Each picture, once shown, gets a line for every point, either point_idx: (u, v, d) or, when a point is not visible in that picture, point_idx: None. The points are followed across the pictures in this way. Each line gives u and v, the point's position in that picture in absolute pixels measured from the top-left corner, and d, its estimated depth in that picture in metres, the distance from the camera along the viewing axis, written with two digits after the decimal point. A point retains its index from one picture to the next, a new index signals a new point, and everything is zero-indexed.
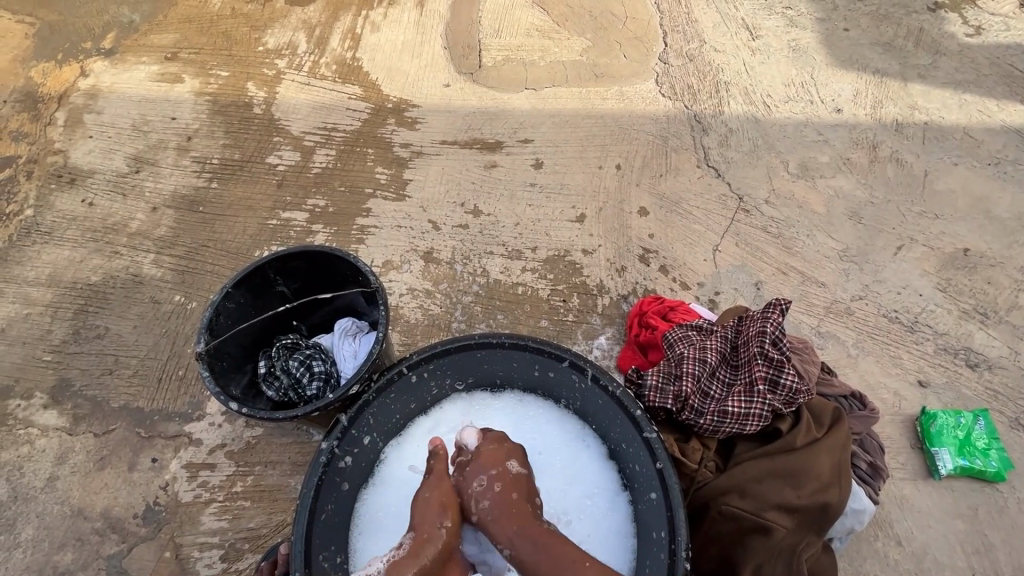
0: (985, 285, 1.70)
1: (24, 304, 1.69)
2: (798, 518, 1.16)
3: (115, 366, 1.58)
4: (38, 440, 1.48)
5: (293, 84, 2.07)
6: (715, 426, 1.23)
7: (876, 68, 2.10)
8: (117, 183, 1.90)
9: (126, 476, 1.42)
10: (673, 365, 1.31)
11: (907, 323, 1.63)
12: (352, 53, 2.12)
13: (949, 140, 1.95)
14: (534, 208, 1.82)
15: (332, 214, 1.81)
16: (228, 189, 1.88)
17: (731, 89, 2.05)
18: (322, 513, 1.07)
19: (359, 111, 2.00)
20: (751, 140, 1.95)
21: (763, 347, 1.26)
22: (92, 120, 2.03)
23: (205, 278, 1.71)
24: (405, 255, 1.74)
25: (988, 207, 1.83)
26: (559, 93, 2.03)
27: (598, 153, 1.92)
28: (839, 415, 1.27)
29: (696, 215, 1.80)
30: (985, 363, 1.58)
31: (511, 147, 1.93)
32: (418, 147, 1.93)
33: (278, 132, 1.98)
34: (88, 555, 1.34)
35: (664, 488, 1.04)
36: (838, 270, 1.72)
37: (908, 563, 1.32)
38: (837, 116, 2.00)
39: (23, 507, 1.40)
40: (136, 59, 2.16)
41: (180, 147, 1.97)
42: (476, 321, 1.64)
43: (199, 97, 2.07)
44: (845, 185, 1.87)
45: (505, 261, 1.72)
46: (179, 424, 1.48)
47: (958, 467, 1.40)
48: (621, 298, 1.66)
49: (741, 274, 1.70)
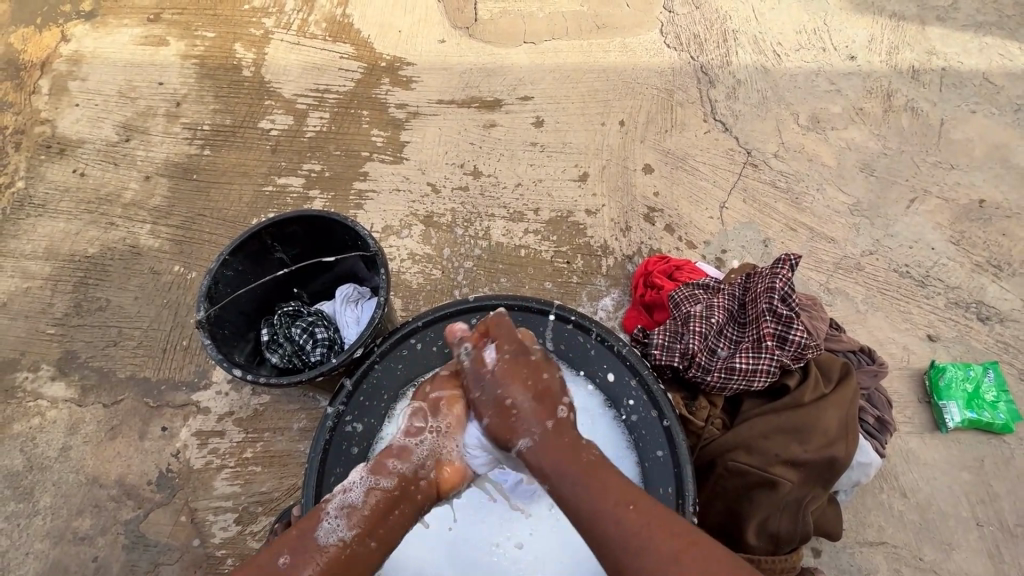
0: (1000, 237, 1.65)
1: (23, 278, 1.67)
2: (803, 472, 1.16)
3: (119, 337, 1.57)
4: (48, 411, 1.49)
5: (283, 44, 1.98)
6: (722, 382, 1.22)
7: (893, 11, 1.98)
8: (107, 153, 1.86)
9: (138, 444, 1.44)
10: (679, 323, 1.29)
11: (919, 278, 1.60)
12: (342, 10, 2.02)
13: (967, 86, 1.86)
14: (535, 168, 1.77)
15: (328, 178, 1.77)
16: (221, 156, 1.83)
17: (739, 37, 1.95)
18: (331, 476, 1.08)
19: (352, 71, 1.92)
20: (760, 92, 1.87)
21: (772, 303, 1.23)
22: (77, 88, 1.96)
23: (203, 248, 1.69)
24: (405, 219, 1.70)
25: (1006, 155, 1.76)
26: (559, 47, 1.94)
27: (601, 109, 1.85)
28: (848, 370, 1.25)
29: (703, 171, 1.75)
30: (997, 317, 1.55)
31: (510, 105, 1.86)
32: (413, 108, 1.86)
33: (269, 95, 1.91)
34: (106, 521, 1.37)
35: (670, 446, 1.07)
36: (848, 225, 1.67)
37: (913, 513, 1.33)
38: (851, 64, 1.91)
39: (39, 476, 1.42)
40: (117, 22, 2.07)
41: (170, 114, 1.91)
42: (479, 284, 1.62)
43: (185, 60, 1.99)
44: (858, 137, 1.80)
45: (507, 224, 1.69)
46: (187, 393, 1.48)
47: (966, 420, 1.40)
48: (626, 258, 1.63)
49: (749, 231, 1.66)
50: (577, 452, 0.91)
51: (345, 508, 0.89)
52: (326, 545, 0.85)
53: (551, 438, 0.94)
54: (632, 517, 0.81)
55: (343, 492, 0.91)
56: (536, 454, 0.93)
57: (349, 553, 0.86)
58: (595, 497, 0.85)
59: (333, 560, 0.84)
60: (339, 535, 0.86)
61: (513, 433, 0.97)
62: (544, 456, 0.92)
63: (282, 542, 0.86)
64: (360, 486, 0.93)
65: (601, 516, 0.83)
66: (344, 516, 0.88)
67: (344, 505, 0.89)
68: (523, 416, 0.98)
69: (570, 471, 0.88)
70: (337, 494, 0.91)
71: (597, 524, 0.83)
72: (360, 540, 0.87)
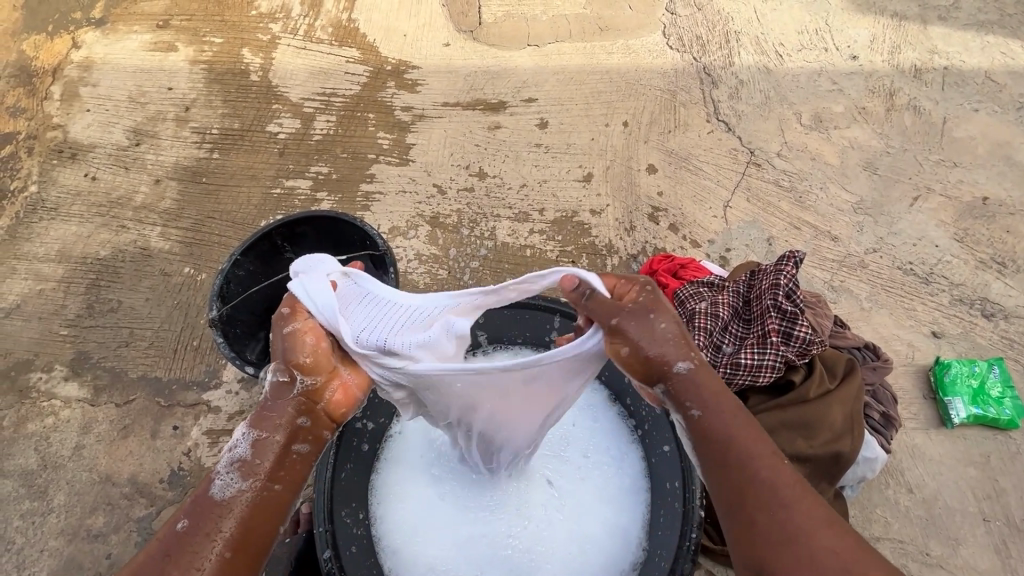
0: (1004, 234, 1.66)
1: (37, 280, 1.70)
2: (810, 468, 1.18)
3: (130, 338, 1.60)
4: (62, 411, 1.51)
5: (290, 49, 2.01)
6: (727, 378, 1.23)
7: (895, 11, 2.00)
8: (118, 157, 1.89)
9: (150, 443, 1.46)
10: (684, 320, 1.30)
11: (922, 275, 1.61)
12: (348, 15, 2.05)
13: (970, 85, 1.87)
14: (540, 168, 1.78)
15: (335, 180, 1.79)
16: (230, 159, 1.86)
17: (741, 38, 1.97)
18: (341, 472, 1.09)
19: (358, 74, 1.94)
20: (762, 92, 1.88)
21: (777, 299, 1.24)
22: (88, 94, 1.99)
23: (213, 249, 1.71)
24: (411, 220, 1.72)
25: (1009, 153, 1.77)
26: (562, 49, 1.96)
27: (605, 110, 1.86)
28: (853, 366, 1.27)
29: (706, 171, 1.76)
30: (1001, 313, 1.56)
31: (514, 107, 1.88)
32: (419, 110, 1.88)
33: (276, 99, 1.94)
34: (119, 518, 1.39)
35: (676, 440, 1.09)
36: (852, 223, 1.68)
37: (919, 509, 1.34)
38: (853, 64, 1.92)
39: (53, 475, 1.44)
40: (127, 29, 2.10)
41: (179, 118, 1.94)
42: (485, 284, 1.63)
43: (194, 65, 2.02)
44: (861, 136, 1.81)
45: (512, 224, 1.70)
46: (197, 392, 1.50)
47: (971, 416, 1.40)
48: (631, 258, 1.64)
49: (753, 230, 1.67)
50: (727, 390, 0.81)
51: (236, 464, 0.77)
52: (225, 503, 0.75)
53: (705, 370, 0.81)
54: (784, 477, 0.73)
55: (229, 450, 0.78)
56: (688, 382, 0.79)
57: (258, 505, 0.76)
58: (746, 437, 0.76)
59: (234, 519, 0.74)
60: (236, 489, 0.75)
61: (664, 357, 0.79)
62: (697, 380, 0.79)
63: (182, 510, 0.75)
64: (245, 441, 0.79)
65: (753, 461, 0.74)
66: (236, 471, 0.76)
67: (235, 462, 0.77)
68: (671, 341, 0.80)
69: (727, 405, 0.78)
70: (225, 452, 0.78)
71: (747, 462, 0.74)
72: (264, 488, 0.77)
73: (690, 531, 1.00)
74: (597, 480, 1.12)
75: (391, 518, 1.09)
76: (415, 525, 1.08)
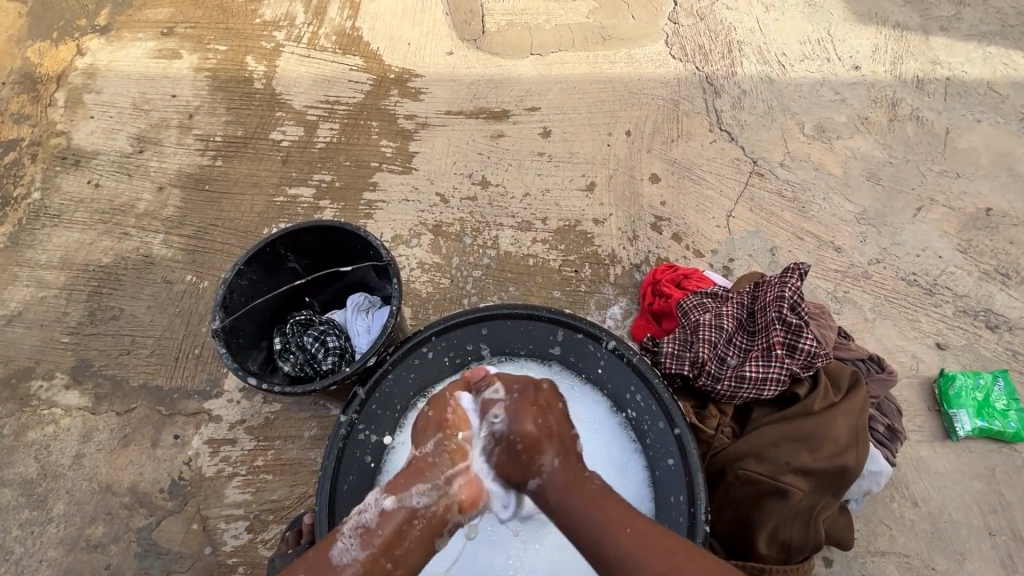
0: (1007, 245, 1.66)
1: (38, 287, 1.70)
2: (814, 481, 1.16)
3: (132, 346, 1.59)
4: (62, 419, 1.51)
5: (294, 57, 2.02)
6: (731, 391, 1.23)
7: (897, 21, 2.00)
8: (122, 164, 1.89)
9: (150, 452, 1.45)
10: (689, 332, 1.30)
11: (926, 286, 1.60)
12: (351, 23, 2.06)
13: (972, 95, 1.88)
14: (543, 177, 1.78)
15: (338, 188, 1.79)
16: (233, 166, 1.86)
17: (744, 48, 1.97)
18: (343, 484, 1.08)
19: (361, 82, 1.95)
20: (765, 102, 1.88)
21: (782, 312, 1.24)
22: (92, 101, 2.00)
23: (215, 257, 1.71)
24: (414, 229, 1.72)
25: (1012, 163, 1.77)
26: (565, 58, 1.97)
27: (608, 119, 1.87)
28: (857, 378, 1.26)
29: (709, 180, 1.76)
30: (1005, 325, 1.55)
31: (518, 116, 1.88)
32: (422, 119, 1.89)
33: (280, 107, 1.94)
34: (119, 528, 1.38)
35: (681, 454, 1.05)
36: (855, 233, 1.68)
37: (925, 523, 1.33)
38: (855, 74, 1.92)
39: (53, 484, 1.43)
40: (132, 35, 2.11)
41: (182, 125, 1.94)
42: (488, 294, 1.63)
43: (198, 73, 2.02)
44: (863, 146, 1.81)
45: (515, 233, 1.70)
46: (199, 401, 1.50)
47: (976, 429, 1.39)
48: (634, 267, 1.64)
49: (756, 240, 1.67)
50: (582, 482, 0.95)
51: (359, 529, 0.90)
52: (339, 565, 0.86)
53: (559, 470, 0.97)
54: (629, 540, 0.83)
55: (358, 513, 0.92)
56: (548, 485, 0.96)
57: (364, 573, 0.87)
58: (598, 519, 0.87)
59: None
60: (353, 555, 0.87)
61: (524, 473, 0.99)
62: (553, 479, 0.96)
63: (299, 562, 0.88)
64: (373, 508, 0.92)
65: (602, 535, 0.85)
66: (358, 535, 0.89)
67: (359, 527, 0.90)
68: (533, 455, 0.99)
69: (572, 497, 0.93)
70: (352, 516, 0.92)
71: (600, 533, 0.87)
72: (375, 560, 0.88)
73: (696, 546, 0.98)
74: None
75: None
76: None
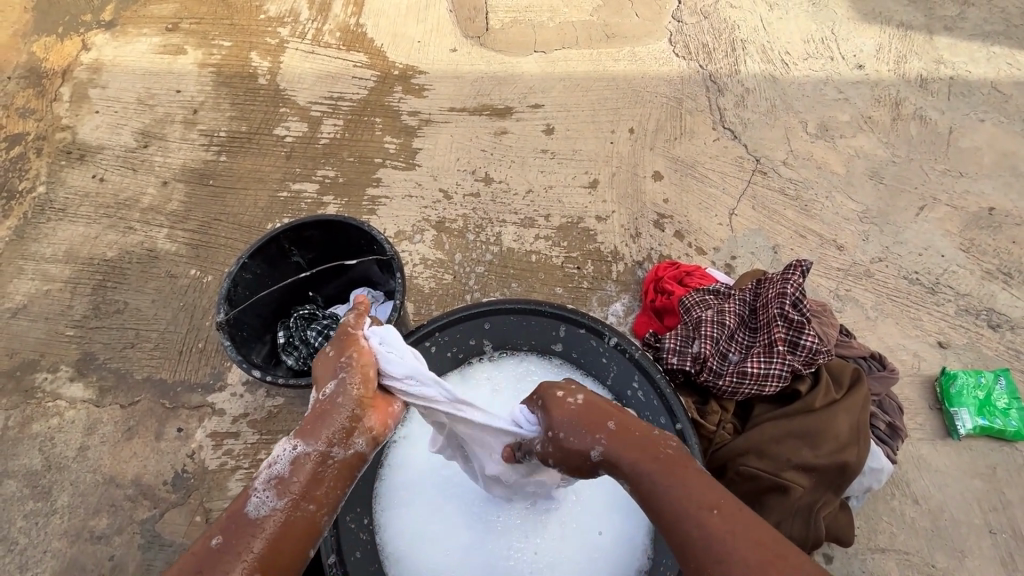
0: (1010, 245, 1.66)
1: (43, 281, 1.71)
2: (815, 477, 1.17)
3: (136, 339, 1.60)
4: (66, 412, 1.52)
5: (298, 53, 2.02)
6: (733, 387, 1.23)
7: (901, 20, 2.00)
8: (127, 158, 1.90)
9: (154, 445, 1.46)
10: (691, 328, 1.30)
11: (928, 285, 1.61)
12: (355, 19, 2.06)
13: (975, 95, 1.88)
14: (546, 174, 1.79)
15: (342, 184, 1.80)
16: (236, 162, 1.86)
17: (747, 46, 1.97)
18: None
19: (365, 79, 1.95)
20: (768, 100, 1.88)
21: (784, 308, 1.25)
22: (97, 95, 2.01)
23: (219, 252, 1.72)
24: (417, 225, 1.73)
25: (1015, 163, 1.77)
26: (569, 56, 1.97)
27: (611, 117, 1.87)
28: (859, 375, 1.26)
29: (712, 178, 1.77)
30: (1007, 324, 1.56)
31: (521, 113, 1.88)
32: (426, 115, 1.89)
33: (284, 102, 1.95)
34: (122, 520, 1.39)
35: None
36: (858, 232, 1.68)
37: (925, 520, 1.33)
38: (859, 73, 1.92)
39: (57, 476, 1.44)
40: (137, 31, 2.12)
41: (187, 120, 1.95)
42: (491, 290, 1.63)
43: (202, 69, 2.03)
44: (866, 145, 1.81)
45: (518, 230, 1.71)
46: (202, 395, 1.51)
47: (977, 427, 1.40)
48: (636, 264, 1.65)
49: (758, 238, 1.68)
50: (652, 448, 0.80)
51: (272, 481, 0.79)
52: (257, 520, 0.76)
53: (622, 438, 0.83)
54: (717, 523, 0.69)
55: (268, 465, 0.80)
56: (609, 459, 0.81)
57: (287, 524, 0.77)
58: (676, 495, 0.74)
59: (267, 535, 0.75)
60: (270, 506, 0.78)
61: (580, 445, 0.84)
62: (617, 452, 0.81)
63: (213, 526, 0.76)
64: (285, 459, 0.82)
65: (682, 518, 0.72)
66: (272, 487, 0.79)
67: (272, 478, 0.79)
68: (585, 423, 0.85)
69: (648, 468, 0.77)
70: (263, 468, 0.80)
71: (677, 520, 0.72)
72: (296, 509, 0.79)
73: None
74: (603, 486, 1.13)
75: (396, 522, 1.09)
76: (421, 529, 1.09)
